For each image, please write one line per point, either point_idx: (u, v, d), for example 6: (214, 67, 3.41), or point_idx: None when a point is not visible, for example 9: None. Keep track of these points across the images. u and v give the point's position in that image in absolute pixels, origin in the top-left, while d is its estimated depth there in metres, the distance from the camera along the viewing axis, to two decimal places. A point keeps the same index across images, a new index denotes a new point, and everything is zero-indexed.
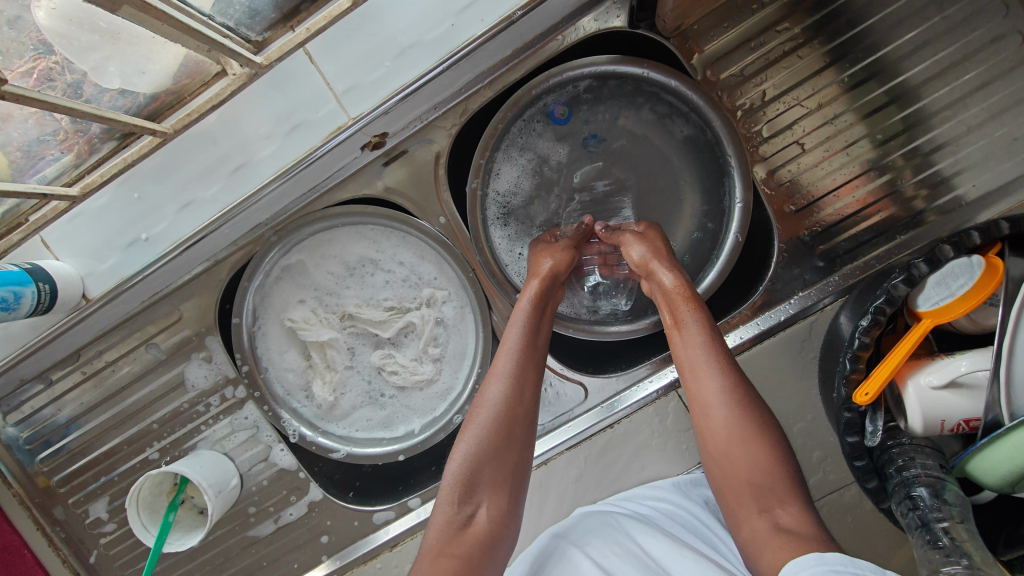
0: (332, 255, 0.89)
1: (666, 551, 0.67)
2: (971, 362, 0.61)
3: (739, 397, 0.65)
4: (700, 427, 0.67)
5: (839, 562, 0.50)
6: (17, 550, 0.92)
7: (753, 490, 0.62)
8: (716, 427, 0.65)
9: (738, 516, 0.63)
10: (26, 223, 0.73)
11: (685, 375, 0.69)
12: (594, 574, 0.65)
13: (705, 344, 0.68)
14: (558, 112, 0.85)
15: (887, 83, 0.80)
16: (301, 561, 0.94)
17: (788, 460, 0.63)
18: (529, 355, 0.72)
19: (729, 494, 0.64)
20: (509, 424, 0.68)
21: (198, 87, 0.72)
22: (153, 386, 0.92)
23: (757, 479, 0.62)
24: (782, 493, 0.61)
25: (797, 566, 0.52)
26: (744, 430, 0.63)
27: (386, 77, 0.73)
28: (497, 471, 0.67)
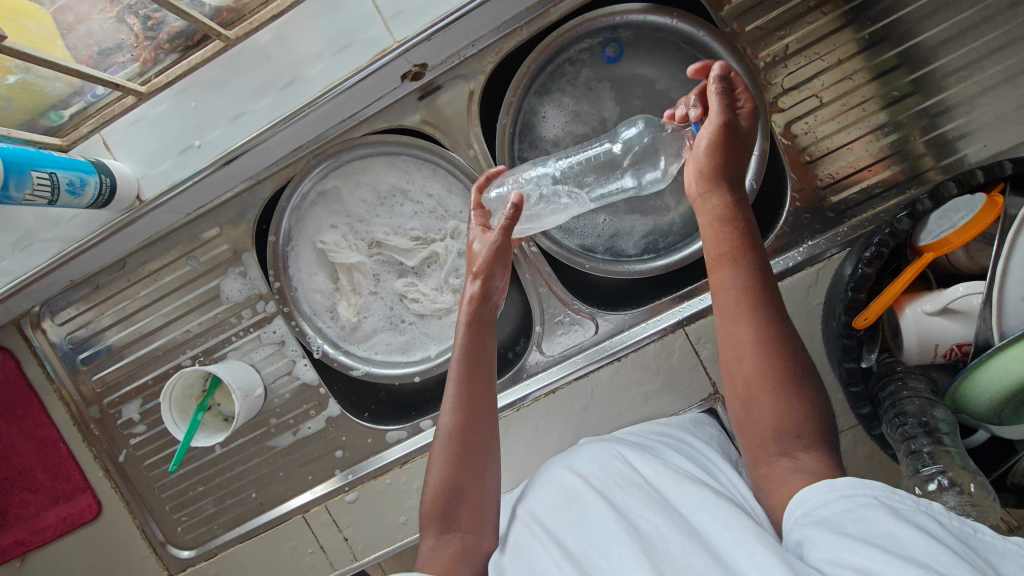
0: (365, 183, 0.94)
1: (671, 484, 0.65)
2: (966, 288, 0.64)
3: (774, 337, 0.59)
4: (732, 373, 0.62)
5: (848, 487, 0.51)
6: (54, 443, 1.01)
7: (776, 434, 0.58)
8: (750, 369, 0.60)
9: (757, 457, 0.60)
10: (94, 119, 0.81)
11: (725, 314, 0.62)
12: (603, 509, 0.62)
13: (749, 282, 0.61)
14: (609, 51, 0.89)
15: (906, 42, 0.83)
16: (315, 474, 1.00)
17: (818, 401, 0.58)
18: (472, 368, 0.73)
19: (752, 437, 0.60)
20: (461, 444, 0.70)
21: (258, 6, 0.80)
22: (189, 297, 0.98)
23: (787, 426, 0.57)
24: (808, 440, 0.57)
25: (805, 494, 0.53)
26: (778, 376, 0.59)
27: (429, 7, 0.79)
28: (463, 490, 0.69)
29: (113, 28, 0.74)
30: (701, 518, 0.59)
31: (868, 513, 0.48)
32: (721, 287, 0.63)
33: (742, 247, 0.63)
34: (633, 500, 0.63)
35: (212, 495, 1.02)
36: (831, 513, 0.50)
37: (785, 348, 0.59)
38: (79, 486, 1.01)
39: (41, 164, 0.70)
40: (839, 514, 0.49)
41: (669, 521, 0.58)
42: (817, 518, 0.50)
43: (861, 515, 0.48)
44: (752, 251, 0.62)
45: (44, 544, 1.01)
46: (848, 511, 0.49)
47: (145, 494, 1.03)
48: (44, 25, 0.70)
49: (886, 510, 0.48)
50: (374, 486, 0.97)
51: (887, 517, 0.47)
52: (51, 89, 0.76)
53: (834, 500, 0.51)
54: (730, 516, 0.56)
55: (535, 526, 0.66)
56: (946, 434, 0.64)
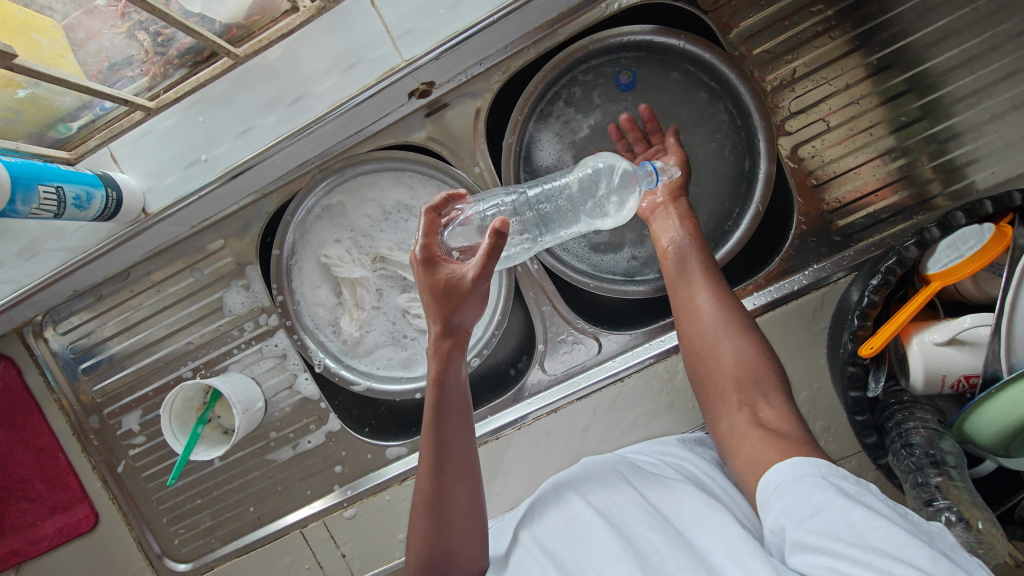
0: (370, 199, 0.94)
1: (667, 500, 0.66)
2: (974, 319, 0.65)
3: (722, 299, 0.72)
4: (689, 337, 0.73)
5: (797, 470, 0.54)
6: (53, 452, 1.00)
7: (737, 382, 0.67)
8: (704, 329, 0.72)
9: (717, 409, 0.69)
10: (101, 133, 0.82)
11: (678, 293, 0.76)
12: (598, 523, 0.63)
13: (699, 262, 0.77)
14: (622, 78, 0.90)
15: (914, 69, 0.83)
16: (314, 489, 0.99)
17: (766, 351, 0.69)
18: (444, 418, 0.67)
19: (711, 388, 0.70)
20: (438, 491, 0.67)
21: (268, 23, 0.80)
22: (192, 309, 0.98)
23: (742, 371, 0.68)
24: (765, 385, 0.66)
25: (765, 482, 0.56)
26: (730, 328, 0.70)
27: (439, 26, 0.79)
28: (449, 537, 0.67)
29: (123, 44, 0.74)
30: (698, 535, 0.60)
31: (822, 497, 0.51)
32: (675, 276, 0.78)
33: (693, 241, 0.79)
34: (630, 516, 0.64)
35: (209, 508, 1.01)
36: (788, 502, 0.52)
37: (733, 311, 0.72)
38: (77, 496, 1.01)
39: (48, 178, 0.70)
40: (795, 501, 0.52)
41: (665, 537, 0.60)
42: (780, 510, 0.53)
43: (814, 501, 0.51)
44: (699, 240, 0.79)
45: (40, 554, 1.00)
46: (804, 497, 0.52)
47: (143, 506, 1.02)
48: (56, 40, 0.70)
49: (835, 491, 0.51)
50: (372, 503, 0.96)
51: (840, 501, 0.50)
52: (60, 103, 0.76)
53: (789, 485, 0.54)
54: (726, 531, 0.58)
55: (531, 544, 0.67)
56: (953, 467, 0.63)
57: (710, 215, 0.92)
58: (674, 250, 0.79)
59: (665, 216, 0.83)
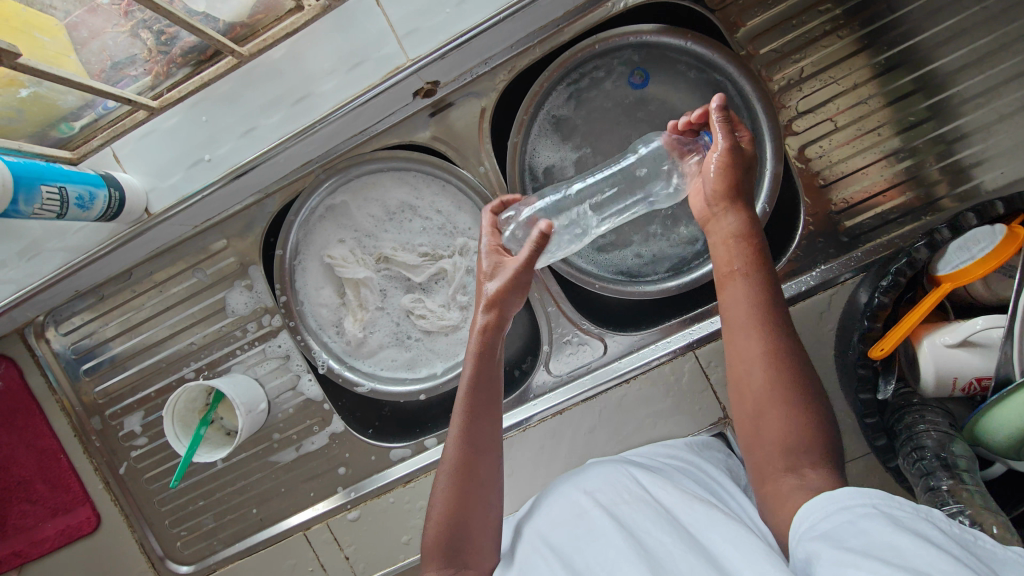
0: (374, 199, 0.93)
1: (678, 503, 0.65)
2: (986, 321, 0.64)
3: (781, 358, 0.58)
4: (738, 387, 0.61)
5: (847, 499, 0.50)
6: (55, 454, 1.00)
7: (784, 454, 0.57)
8: (755, 385, 0.59)
9: (763, 474, 0.59)
10: (104, 132, 0.81)
11: (731, 333, 0.61)
12: (607, 523, 0.62)
13: (760, 300, 0.59)
14: (635, 78, 0.89)
15: (921, 69, 0.83)
16: (318, 491, 0.98)
17: (824, 417, 0.57)
18: (479, 406, 0.68)
19: (756, 453, 0.59)
20: (468, 478, 0.67)
21: (272, 22, 0.80)
22: (195, 309, 0.97)
23: (791, 443, 0.56)
24: (815, 461, 0.56)
25: (809, 508, 0.53)
26: (786, 395, 0.57)
27: (444, 25, 0.79)
28: (468, 524, 0.65)
29: (126, 43, 0.74)
30: (711, 539, 0.59)
31: (870, 524, 0.47)
32: (732, 301, 0.61)
33: (756, 261, 0.61)
34: (640, 517, 0.63)
35: (212, 510, 1.01)
36: (831, 527, 0.49)
37: (795, 368, 0.58)
38: (78, 498, 1.00)
39: (51, 178, 0.69)
40: (840, 527, 0.48)
41: (677, 539, 0.59)
42: (820, 534, 0.49)
43: (859, 526, 0.47)
44: (762, 265, 0.60)
45: (42, 556, 1.00)
46: (849, 524, 0.48)
47: (145, 508, 1.02)
48: (58, 38, 0.70)
49: (884, 519, 0.47)
50: (376, 505, 0.95)
51: (888, 529, 0.46)
52: (63, 101, 0.76)
53: (835, 512, 0.50)
54: (739, 535, 0.57)
55: (539, 543, 0.65)
56: (965, 470, 0.62)
57: None
58: (728, 273, 0.62)
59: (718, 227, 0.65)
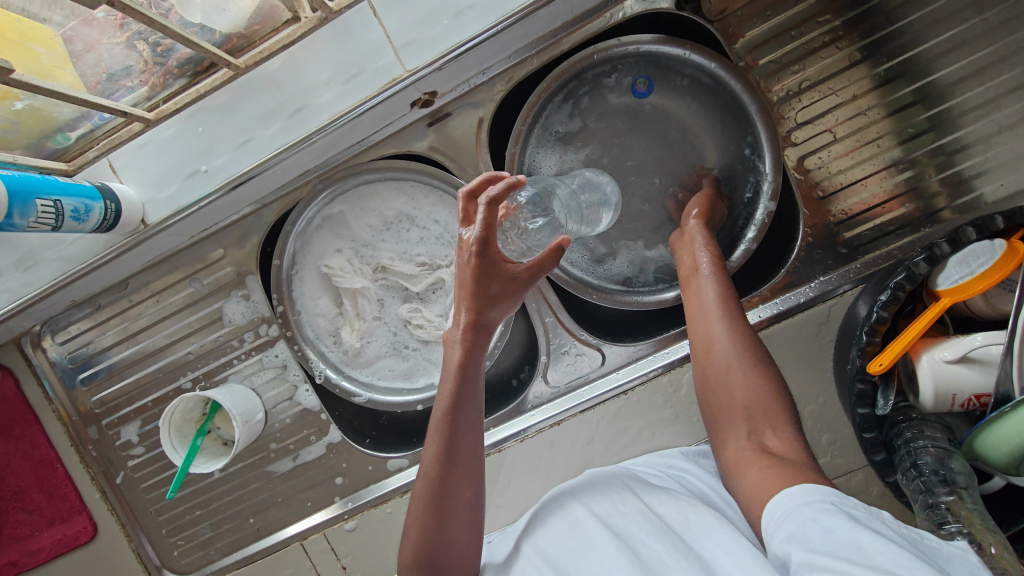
0: (372, 209, 0.93)
1: (671, 510, 0.66)
2: (986, 337, 0.64)
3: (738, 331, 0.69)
4: (703, 365, 0.71)
5: (805, 495, 0.53)
6: (51, 463, 0.99)
7: (746, 415, 0.65)
8: (717, 359, 0.69)
9: (724, 437, 0.67)
10: (100, 144, 0.81)
11: (695, 319, 0.73)
12: (602, 534, 0.62)
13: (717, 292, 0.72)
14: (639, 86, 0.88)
15: (920, 80, 0.83)
16: (314, 501, 0.98)
17: (778, 381, 0.66)
18: (457, 414, 0.67)
19: (721, 419, 0.68)
20: (446, 483, 0.66)
21: (268, 32, 0.79)
22: (192, 319, 0.97)
23: (751, 405, 0.65)
24: (773, 418, 0.64)
25: (772, 504, 0.56)
26: (745, 365, 0.67)
27: (442, 37, 0.79)
28: (444, 538, 0.66)
29: (123, 54, 0.73)
30: (703, 545, 0.60)
31: (832, 521, 0.50)
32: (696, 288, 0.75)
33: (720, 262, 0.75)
34: (634, 526, 0.63)
35: (209, 520, 1.01)
36: (796, 525, 0.52)
37: (748, 344, 0.68)
38: (74, 507, 0.99)
39: (46, 191, 0.69)
40: (805, 525, 0.51)
41: (670, 547, 0.59)
42: (787, 531, 0.52)
43: (823, 525, 0.50)
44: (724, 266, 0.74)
45: (38, 565, 0.99)
46: (812, 522, 0.51)
47: (141, 517, 1.01)
48: (53, 50, 0.69)
49: (846, 518, 0.50)
50: (372, 516, 0.95)
51: (850, 527, 0.48)
52: (58, 114, 0.75)
53: (797, 510, 0.53)
54: (730, 541, 0.58)
55: (534, 556, 0.66)
56: (964, 487, 0.62)
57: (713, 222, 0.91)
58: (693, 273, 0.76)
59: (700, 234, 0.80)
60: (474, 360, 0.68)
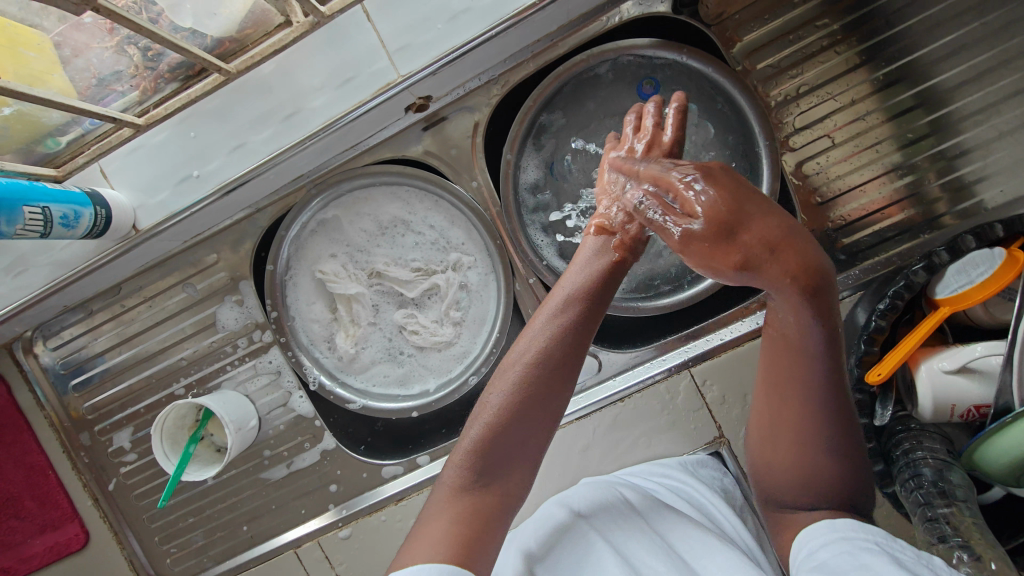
0: (366, 213, 0.92)
1: (675, 530, 0.67)
2: (986, 348, 0.63)
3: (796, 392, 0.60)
4: (770, 409, 0.62)
5: (848, 530, 0.54)
6: (42, 470, 0.98)
7: (806, 480, 0.61)
8: (789, 426, 0.60)
9: (768, 484, 0.65)
10: (90, 149, 0.80)
11: (784, 381, 0.59)
12: (607, 554, 0.63)
13: (824, 363, 0.56)
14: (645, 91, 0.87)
15: (920, 85, 0.82)
16: (308, 508, 0.97)
17: (860, 461, 0.59)
18: (581, 318, 0.64)
19: (772, 458, 0.63)
20: (539, 394, 0.63)
21: (261, 36, 0.79)
22: (185, 324, 0.96)
23: (812, 477, 0.60)
24: (829, 493, 0.60)
25: (809, 535, 0.56)
26: (824, 439, 0.59)
27: (437, 40, 0.78)
28: (510, 441, 0.62)
29: (113, 59, 0.72)
30: (705, 567, 0.61)
31: (868, 556, 0.50)
32: (773, 359, 0.59)
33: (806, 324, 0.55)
34: (640, 549, 0.63)
35: (202, 527, 1.00)
36: (830, 555, 0.52)
37: (835, 423, 0.58)
38: (66, 515, 0.98)
39: (35, 199, 0.69)
40: (838, 554, 0.52)
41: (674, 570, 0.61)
42: (817, 558, 0.53)
43: (858, 559, 0.50)
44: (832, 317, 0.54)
45: (30, 573, 0.98)
46: (845, 554, 0.51)
47: (134, 524, 1.00)
48: (44, 55, 0.69)
49: (885, 556, 0.49)
50: (367, 523, 0.94)
51: (884, 562, 0.48)
52: (48, 119, 0.74)
53: (835, 541, 0.53)
54: (733, 567, 0.60)
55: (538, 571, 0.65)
56: (963, 500, 0.61)
57: None
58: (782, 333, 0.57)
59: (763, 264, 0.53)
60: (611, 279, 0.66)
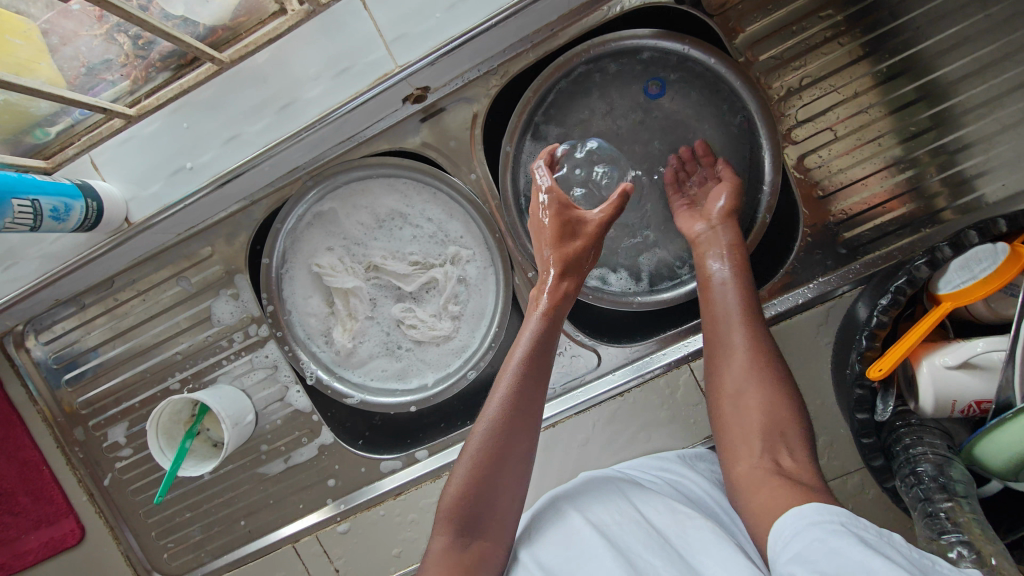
0: (363, 206, 0.90)
1: (670, 523, 0.64)
2: (988, 343, 0.64)
3: (761, 362, 0.67)
4: (716, 371, 0.70)
5: (815, 515, 0.51)
6: (36, 465, 0.97)
7: (763, 429, 0.63)
8: (733, 367, 0.68)
9: (735, 455, 0.64)
10: (80, 140, 0.79)
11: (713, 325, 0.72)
12: (597, 542, 0.60)
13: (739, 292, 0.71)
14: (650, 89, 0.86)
15: (922, 78, 0.81)
16: (306, 502, 0.97)
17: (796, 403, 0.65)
18: (529, 373, 0.68)
19: (732, 433, 0.65)
20: (504, 441, 0.66)
21: (255, 25, 0.77)
22: (180, 319, 0.95)
23: (769, 420, 0.63)
24: (790, 438, 0.62)
25: (779, 524, 0.53)
26: (761, 371, 0.66)
27: (434, 30, 0.77)
28: (489, 488, 0.65)
29: (102, 47, 0.71)
30: (701, 561, 0.59)
31: (840, 542, 0.47)
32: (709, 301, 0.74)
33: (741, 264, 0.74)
34: (632, 538, 0.61)
35: (200, 522, 0.99)
36: (803, 546, 0.49)
37: (767, 354, 0.67)
38: (61, 510, 0.97)
39: (23, 191, 0.67)
40: (810, 543, 0.49)
41: (669, 562, 0.58)
42: (793, 551, 0.49)
43: (830, 545, 0.47)
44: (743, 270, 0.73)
45: (26, 568, 0.98)
46: (819, 542, 0.48)
47: (130, 519, 1.00)
48: (31, 43, 0.67)
49: (855, 539, 0.47)
50: (366, 517, 0.94)
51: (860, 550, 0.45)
52: (36, 109, 0.73)
53: (805, 529, 0.50)
54: (730, 560, 0.57)
55: (530, 564, 0.62)
56: (963, 496, 0.61)
57: None
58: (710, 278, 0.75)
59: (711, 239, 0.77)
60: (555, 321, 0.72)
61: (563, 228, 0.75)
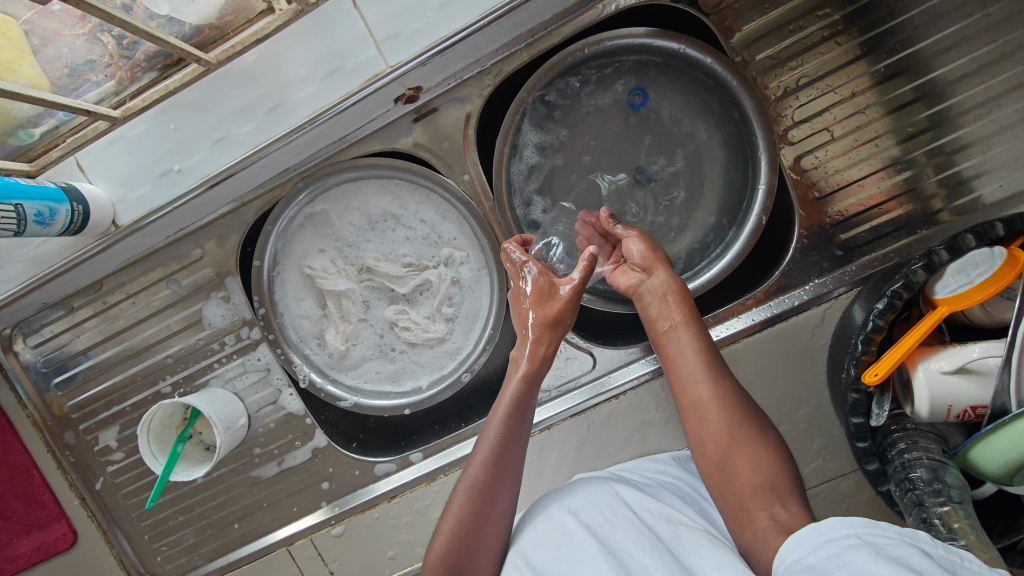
0: (355, 208, 0.89)
1: (664, 524, 0.63)
2: (983, 349, 0.63)
3: (739, 420, 0.64)
4: (695, 432, 0.67)
5: (832, 530, 0.50)
6: (27, 470, 0.95)
7: (753, 488, 0.61)
8: (713, 426, 0.65)
9: (740, 519, 0.61)
10: (65, 142, 0.77)
11: (682, 383, 0.69)
12: (589, 543, 0.59)
13: (701, 349, 0.69)
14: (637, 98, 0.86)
15: (920, 78, 0.80)
16: (301, 505, 0.96)
17: (780, 453, 0.63)
18: (516, 422, 0.69)
19: (732, 499, 0.62)
20: (490, 486, 0.66)
21: (243, 24, 0.75)
22: (170, 322, 0.94)
23: (760, 477, 0.61)
24: (783, 490, 0.60)
25: (799, 543, 0.53)
26: (737, 431, 0.64)
27: (426, 30, 0.76)
28: (475, 544, 0.64)
29: (85, 47, 0.69)
30: (694, 562, 0.58)
31: (853, 555, 0.46)
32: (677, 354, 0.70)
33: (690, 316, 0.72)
34: (625, 539, 0.60)
35: (193, 525, 0.98)
36: (819, 561, 0.49)
37: (742, 408, 0.65)
38: (53, 514, 0.96)
39: (6, 196, 0.66)
40: (826, 560, 0.48)
41: (660, 562, 0.57)
42: (806, 567, 0.49)
43: (843, 560, 0.46)
44: (695, 321, 0.71)
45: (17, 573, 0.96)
46: (834, 558, 0.48)
47: (123, 523, 0.99)
48: (12, 43, 0.65)
49: (868, 550, 0.46)
50: (361, 521, 0.93)
51: (868, 558, 0.45)
52: (17, 111, 0.71)
53: (822, 545, 0.50)
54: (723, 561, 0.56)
55: (520, 563, 0.61)
56: (958, 502, 0.61)
57: (707, 221, 0.89)
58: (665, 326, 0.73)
59: (650, 287, 0.75)
60: (532, 383, 0.71)
61: (542, 290, 0.75)
